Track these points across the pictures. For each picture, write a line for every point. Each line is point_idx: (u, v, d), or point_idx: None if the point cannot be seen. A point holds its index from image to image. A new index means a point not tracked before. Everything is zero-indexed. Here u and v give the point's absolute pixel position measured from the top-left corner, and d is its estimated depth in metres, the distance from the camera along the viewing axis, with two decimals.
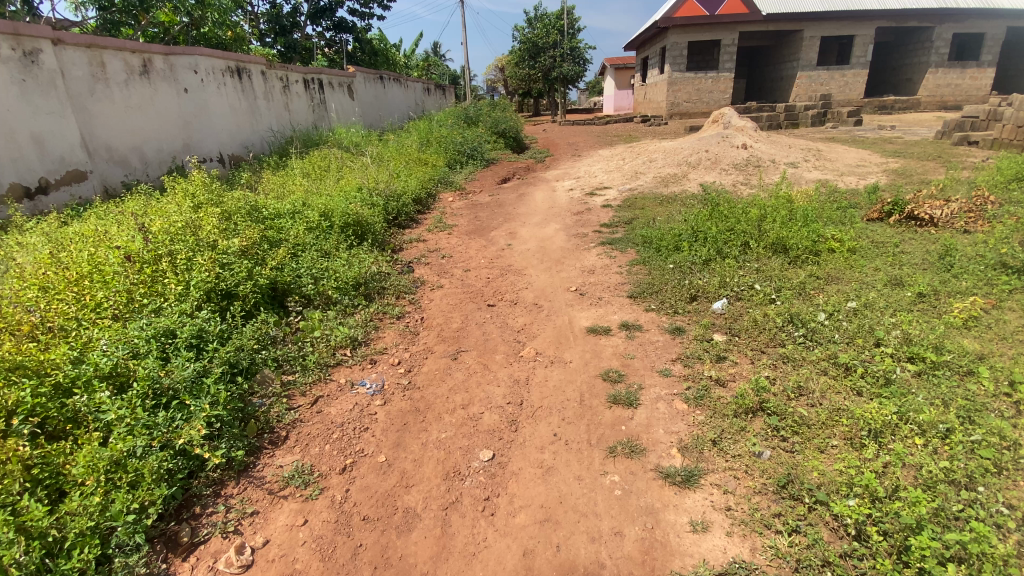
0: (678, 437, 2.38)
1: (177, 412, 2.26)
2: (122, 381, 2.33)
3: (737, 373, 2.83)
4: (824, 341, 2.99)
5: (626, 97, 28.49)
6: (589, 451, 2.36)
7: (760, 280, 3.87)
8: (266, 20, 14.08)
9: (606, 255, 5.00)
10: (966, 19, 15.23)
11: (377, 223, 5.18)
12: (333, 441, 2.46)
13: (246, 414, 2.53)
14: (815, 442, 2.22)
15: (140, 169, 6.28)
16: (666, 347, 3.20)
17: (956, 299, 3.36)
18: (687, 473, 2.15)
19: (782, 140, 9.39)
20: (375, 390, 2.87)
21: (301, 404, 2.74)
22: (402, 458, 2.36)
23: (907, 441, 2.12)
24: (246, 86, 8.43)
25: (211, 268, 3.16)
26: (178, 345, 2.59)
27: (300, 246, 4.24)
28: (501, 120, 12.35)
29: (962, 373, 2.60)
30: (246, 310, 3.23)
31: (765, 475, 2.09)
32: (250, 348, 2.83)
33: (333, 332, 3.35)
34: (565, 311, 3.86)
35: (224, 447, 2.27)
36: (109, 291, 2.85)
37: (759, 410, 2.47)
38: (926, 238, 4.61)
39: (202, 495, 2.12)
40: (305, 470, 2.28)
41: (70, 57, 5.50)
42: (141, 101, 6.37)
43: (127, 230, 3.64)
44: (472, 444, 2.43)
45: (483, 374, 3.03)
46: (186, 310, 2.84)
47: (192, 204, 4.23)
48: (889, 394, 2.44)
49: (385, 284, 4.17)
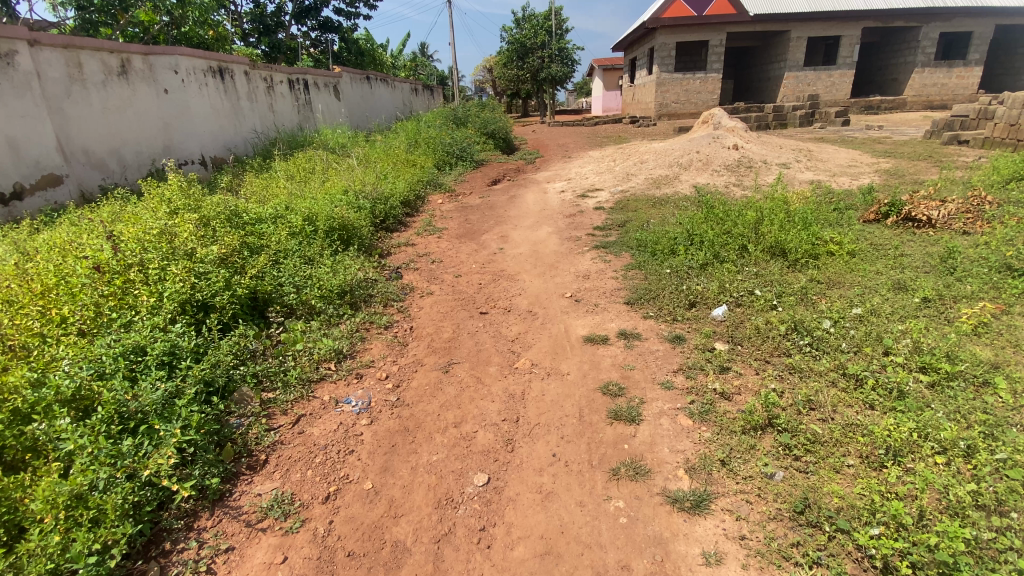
0: (684, 457, 2.24)
1: (144, 438, 2.07)
2: (85, 405, 2.12)
3: (743, 386, 2.69)
4: (831, 350, 2.88)
5: (615, 99, 28.56)
6: (590, 473, 2.21)
7: (760, 286, 3.75)
8: (249, 20, 13.82)
9: (601, 259, 4.87)
10: (952, 19, 15.31)
11: (363, 226, 5.00)
12: (315, 466, 2.29)
13: (221, 438, 2.35)
14: (830, 461, 2.10)
15: (118, 172, 6.04)
16: (667, 357, 3.07)
17: (963, 305, 3.27)
18: (696, 498, 2.02)
19: (773, 140, 9.36)
20: (361, 408, 2.70)
21: (282, 423, 2.57)
22: (389, 484, 2.19)
23: (928, 461, 2.01)
24: (229, 87, 8.20)
25: (186, 278, 2.97)
26: (148, 364, 2.40)
27: (282, 253, 4.07)
28: (490, 121, 12.18)
29: (976, 384, 2.50)
30: (223, 322, 3.06)
31: (780, 499, 1.96)
32: (226, 364, 2.66)
33: (316, 344, 3.18)
34: (560, 319, 3.71)
35: (197, 476, 2.09)
36: (75, 304, 2.65)
37: (767, 427, 2.34)
38: (926, 240, 4.53)
39: (173, 529, 1.94)
40: (285, 499, 2.11)
41: (46, 58, 5.28)
42: (120, 102, 6.14)
43: (96, 238, 3.43)
44: (466, 467, 2.28)
45: (476, 389, 2.87)
46: (159, 325, 2.65)
47: (168, 210, 4.02)
48: (905, 408, 2.33)
49: (371, 291, 4.01)
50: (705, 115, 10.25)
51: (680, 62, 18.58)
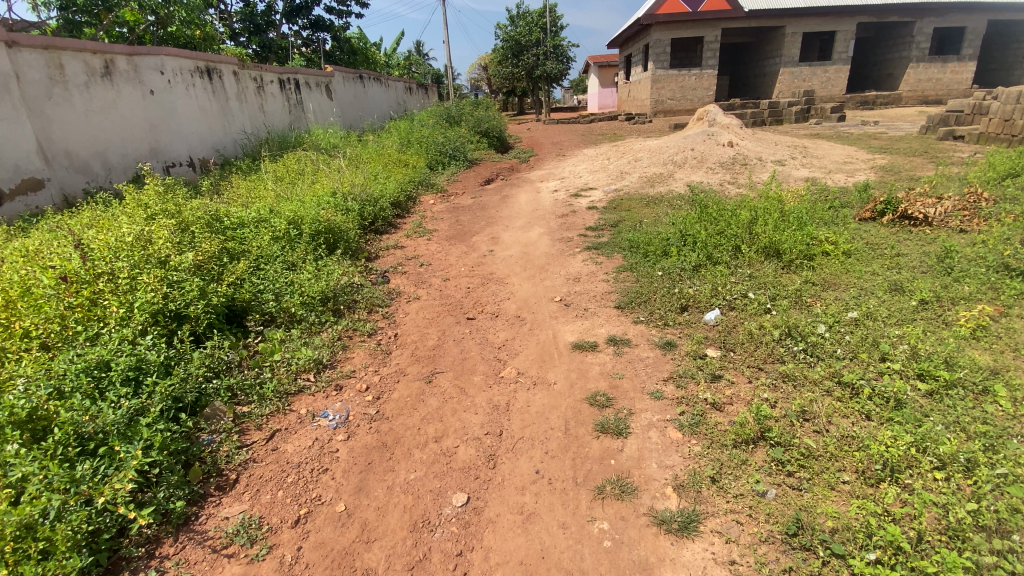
0: (673, 473, 2.15)
1: (104, 461, 1.98)
2: (42, 426, 2.03)
3: (735, 396, 2.59)
4: (826, 356, 2.78)
5: (611, 96, 28.38)
6: (574, 492, 2.12)
7: (754, 288, 3.66)
8: (239, 19, 13.65)
9: (592, 261, 4.77)
10: (946, 15, 15.17)
11: (350, 229, 4.88)
12: (287, 486, 2.19)
13: (189, 457, 2.26)
14: (825, 478, 2.01)
15: (103, 175, 5.91)
16: (657, 365, 2.97)
17: (961, 307, 3.18)
18: (684, 519, 1.92)
19: (768, 136, 9.25)
20: (338, 423, 2.60)
21: (255, 440, 2.47)
22: (363, 506, 2.10)
23: (927, 478, 1.92)
24: (217, 87, 8.06)
25: (157, 288, 2.86)
26: (112, 380, 2.29)
27: (263, 259, 3.94)
28: (484, 118, 12.04)
29: (976, 392, 2.40)
30: (197, 333, 2.94)
31: (772, 520, 1.87)
32: (197, 378, 2.56)
33: (295, 355, 3.07)
34: (549, 325, 3.61)
35: (160, 499, 2.00)
36: (38, 318, 2.55)
37: (760, 440, 2.24)
38: (922, 239, 4.44)
39: (132, 557, 1.85)
40: (252, 523, 2.01)
41: (26, 59, 5.16)
42: (104, 104, 6.01)
43: (65, 245, 3.30)
44: (444, 486, 2.18)
45: (460, 400, 2.77)
46: (127, 337, 2.55)
47: (144, 215, 3.88)
48: (902, 419, 2.23)
49: (356, 297, 3.89)
50: (699, 111, 10.12)
51: (675, 58, 18.43)
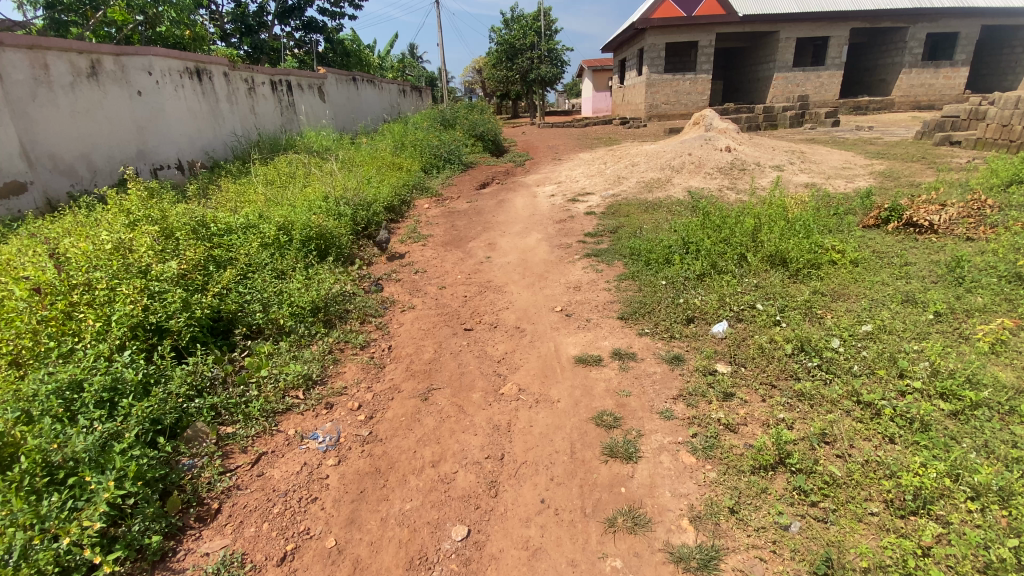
0: (688, 503, 2.01)
1: (73, 493, 1.81)
2: (9, 454, 1.86)
3: (750, 415, 2.46)
4: (842, 373, 2.64)
5: (604, 99, 28.51)
6: (583, 524, 1.97)
7: (761, 298, 3.53)
8: (230, 20, 13.47)
9: (592, 268, 4.62)
10: (938, 20, 15.24)
11: (342, 235, 4.71)
12: (272, 518, 2.03)
13: (167, 485, 2.09)
14: (852, 509, 1.88)
15: (89, 178, 5.72)
16: (665, 381, 2.82)
17: (977, 320, 3.06)
18: (703, 556, 1.78)
19: (766, 141, 9.15)
20: (329, 445, 2.44)
21: (239, 464, 2.31)
22: (355, 541, 1.94)
23: (962, 509, 1.78)
24: (207, 89, 7.87)
25: (137, 299, 2.69)
26: (85, 401, 2.12)
27: (252, 267, 3.76)
28: (478, 121, 11.89)
29: (1002, 413, 2.27)
30: (179, 348, 2.77)
31: (798, 557, 1.74)
32: (176, 398, 2.38)
33: (283, 370, 2.89)
34: (550, 337, 3.46)
35: (134, 532, 1.83)
36: (10, 333, 2.38)
37: (779, 466, 2.10)
38: (929, 247, 4.33)
39: None
40: (233, 561, 1.85)
41: (10, 59, 4.98)
42: (90, 105, 5.81)
43: (39, 254, 3.11)
44: (443, 517, 2.03)
45: (458, 420, 2.61)
46: (103, 354, 2.38)
47: (126, 221, 3.70)
48: (930, 443, 2.10)
49: (347, 307, 3.72)
50: (695, 115, 10.03)
51: (670, 62, 18.40)
